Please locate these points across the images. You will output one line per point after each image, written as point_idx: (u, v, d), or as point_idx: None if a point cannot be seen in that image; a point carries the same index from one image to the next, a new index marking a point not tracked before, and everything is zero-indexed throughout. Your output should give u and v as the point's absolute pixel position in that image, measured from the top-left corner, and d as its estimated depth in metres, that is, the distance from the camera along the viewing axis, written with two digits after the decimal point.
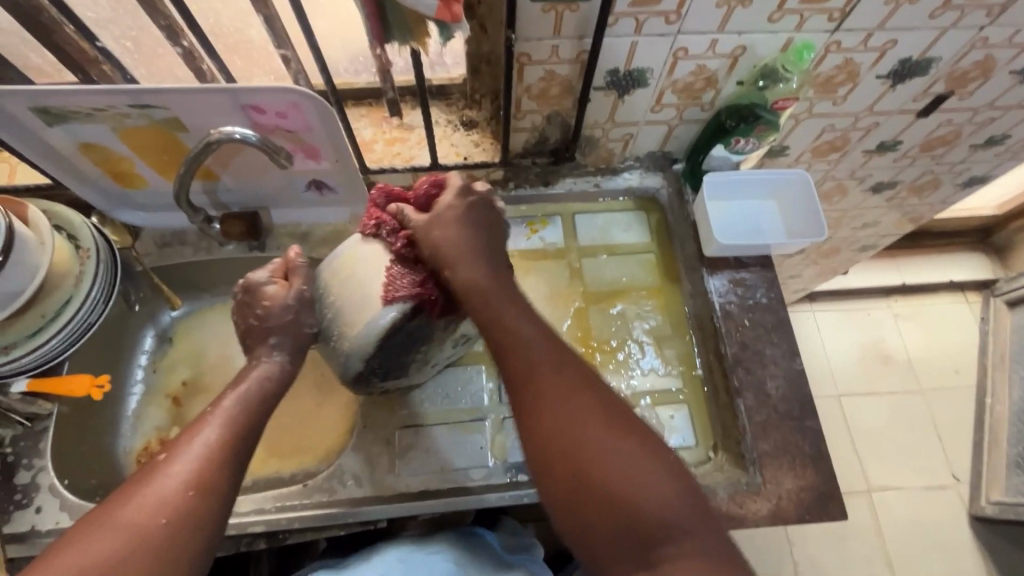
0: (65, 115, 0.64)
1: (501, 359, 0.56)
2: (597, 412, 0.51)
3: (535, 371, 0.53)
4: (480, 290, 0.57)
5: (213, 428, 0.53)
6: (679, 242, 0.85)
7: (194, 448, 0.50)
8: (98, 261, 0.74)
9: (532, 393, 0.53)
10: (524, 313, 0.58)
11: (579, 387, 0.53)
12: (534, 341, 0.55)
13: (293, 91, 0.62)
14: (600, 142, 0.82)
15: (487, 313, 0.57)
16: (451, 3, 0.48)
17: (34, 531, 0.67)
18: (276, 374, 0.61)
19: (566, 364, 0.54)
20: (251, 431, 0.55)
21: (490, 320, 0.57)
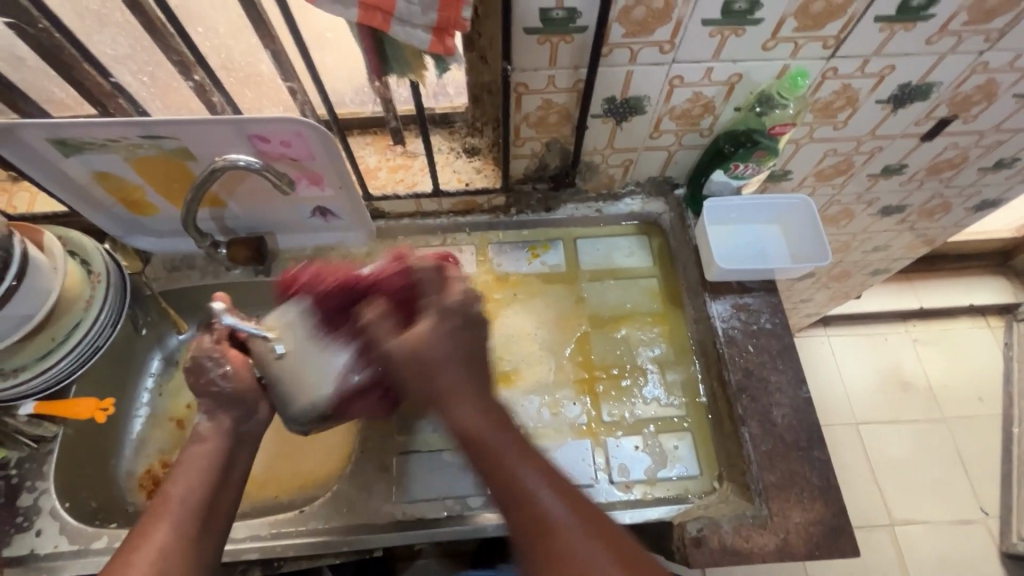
0: (81, 146, 0.66)
1: (510, 515, 0.50)
2: (603, 544, 0.47)
3: (548, 528, 0.48)
4: (472, 441, 0.52)
5: (166, 522, 0.50)
6: (684, 267, 0.84)
7: (145, 558, 0.48)
8: (108, 285, 0.77)
9: (542, 549, 0.48)
10: (535, 461, 0.51)
11: (586, 528, 0.48)
12: (537, 487, 0.50)
13: (297, 121, 0.64)
14: (600, 168, 0.83)
15: (497, 465, 0.50)
16: (445, 37, 0.48)
17: (32, 555, 0.67)
18: (217, 432, 0.57)
19: (578, 513, 0.48)
20: (218, 506, 0.53)
21: (497, 472, 0.50)
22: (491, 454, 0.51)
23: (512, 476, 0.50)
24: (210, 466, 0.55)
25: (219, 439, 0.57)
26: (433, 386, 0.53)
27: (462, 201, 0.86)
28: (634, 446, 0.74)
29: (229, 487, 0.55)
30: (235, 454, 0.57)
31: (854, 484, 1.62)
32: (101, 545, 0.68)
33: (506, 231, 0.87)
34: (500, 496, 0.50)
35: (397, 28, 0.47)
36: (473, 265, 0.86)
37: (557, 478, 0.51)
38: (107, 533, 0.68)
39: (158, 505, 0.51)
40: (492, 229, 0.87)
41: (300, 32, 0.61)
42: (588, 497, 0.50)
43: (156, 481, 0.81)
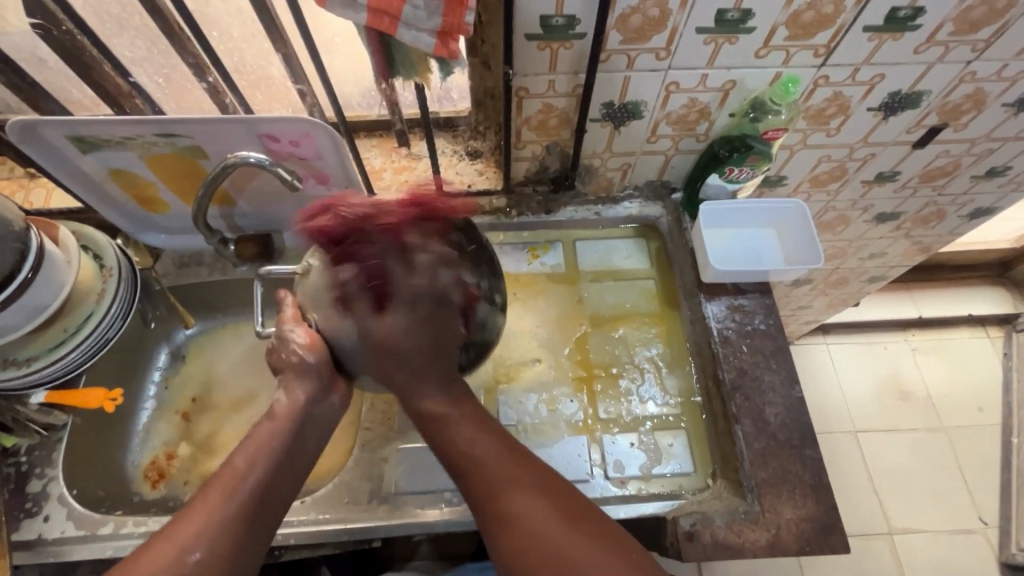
0: (98, 143, 0.69)
1: (467, 476, 0.57)
2: (549, 498, 0.54)
3: (498, 482, 0.55)
4: (437, 418, 0.61)
5: (230, 497, 0.53)
6: (680, 270, 0.86)
7: (207, 529, 0.51)
8: (120, 279, 0.79)
9: (490, 502, 0.55)
10: (476, 426, 0.60)
11: (536, 489, 0.55)
12: (481, 448, 0.58)
13: (306, 121, 0.66)
14: (599, 171, 0.85)
15: (450, 435, 0.59)
16: (449, 41, 0.50)
17: (40, 539, 0.69)
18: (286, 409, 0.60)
19: (519, 466, 0.57)
20: (274, 484, 0.55)
21: (453, 440, 0.59)
22: (446, 427, 0.60)
23: (461, 442, 0.59)
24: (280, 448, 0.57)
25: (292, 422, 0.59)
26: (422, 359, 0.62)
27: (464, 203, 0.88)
28: (629, 443, 0.75)
29: (292, 473, 0.58)
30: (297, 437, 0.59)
31: (853, 492, 1.62)
32: (107, 531, 0.69)
33: (507, 232, 0.89)
34: (455, 468, 0.58)
35: (403, 32, 0.49)
36: None
37: (504, 441, 0.59)
38: (113, 519, 0.70)
39: (226, 474, 0.54)
40: (493, 230, 0.89)
41: (311, 36, 0.64)
42: (530, 454, 0.59)
43: (162, 473, 0.84)
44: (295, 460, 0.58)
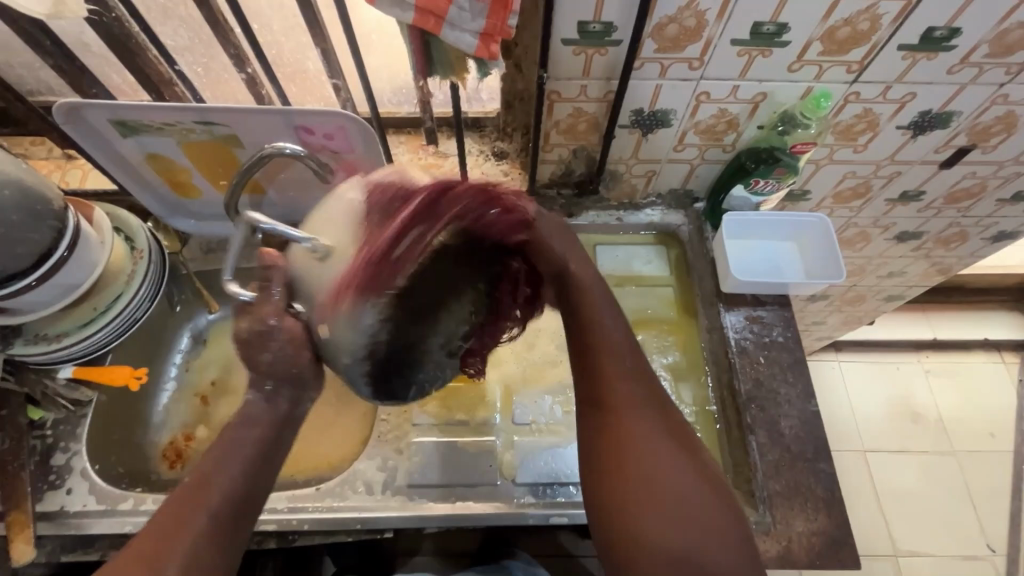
0: (138, 128, 0.70)
1: (578, 352, 0.59)
2: (662, 418, 0.54)
3: (611, 373, 0.56)
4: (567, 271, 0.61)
5: (205, 519, 0.50)
6: (700, 279, 0.87)
7: (195, 559, 0.48)
8: (149, 262, 0.81)
9: (597, 383, 0.56)
10: (633, 351, 0.58)
11: (652, 408, 0.55)
12: (611, 337, 0.58)
13: (342, 115, 0.67)
14: (624, 178, 0.86)
15: (586, 308, 0.60)
16: (490, 43, 0.51)
17: (62, 511, 0.70)
18: (264, 417, 0.57)
19: (645, 385, 0.56)
20: (255, 498, 0.54)
21: (586, 296, 0.60)
22: (583, 300, 0.60)
23: (591, 327, 0.59)
24: (255, 463, 0.55)
25: (263, 435, 0.56)
26: (559, 255, 0.61)
27: None
28: None
29: (267, 481, 0.56)
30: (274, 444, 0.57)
31: (860, 512, 1.61)
32: (126, 507, 0.71)
33: None
34: (577, 346, 0.59)
35: (447, 32, 0.50)
36: None
37: (637, 353, 0.58)
38: (132, 496, 0.72)
39: (197, 493, 0.51)
40: None
41: (352, 33, 0.65)
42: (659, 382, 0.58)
43: (179, 453, 0.85)
44: (267, 474, 0.56)
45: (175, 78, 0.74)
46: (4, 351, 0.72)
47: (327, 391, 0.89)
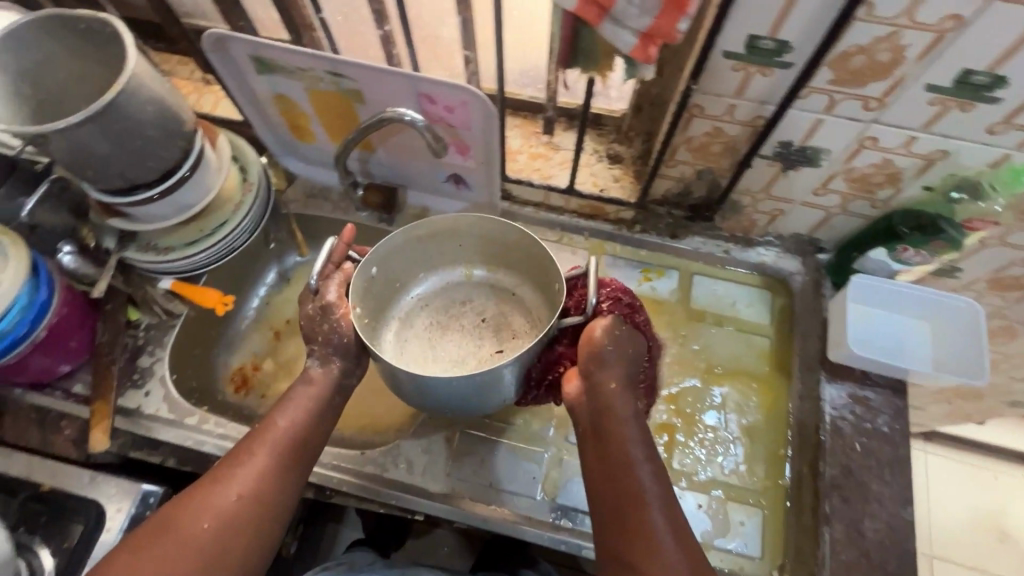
0: (273, 67, 0.71)
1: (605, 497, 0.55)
2: None
3: (636, 527, 0.52)
4: (603, 398, 0.57)
5: (265, 456, 0.57)
6: (803, 339, 0.78)
7: (246, 493, 0.55)
8: (256, 196, 0.83)
9: (625, 535, 0.52)
10: (670, 511, 0.53)
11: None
12: (652, 496, 0.53)
13: (468, 90, 0.65)
14: (745, 210, 0.78)
15: (620, 450, 0.55)
16: (649, 45, 0.45)
17: (138, 411, 0.76)
18: (324, 380, 0.62)
19: (684, 553, 0.51)
20: (307, 450, 0.60)
21: (625, 435, 0.56)
22: (617, 445, 0.56)
23: (626, 473, 0.54)
24: (315, 416, 0.61)
25: (315, 398, 0.62)
26: (616, 369, 0.58)
27: (589, 205, 0.86)
28: (696, 503, 0.70)
29: (320, 436, 0.61)
30: (327, 403, 0.62)
31: None
32: (192, 422, 0.75)
33: (623, 247, 0.86)
34: (597, 489, 0.56)
35: (606, 26, 0.45)
36: None
37: (676, 516, 0.53)
38: (198, 413, 0.76)
39: (267, 430, 0.59)
40: (611, 242, 0.86)
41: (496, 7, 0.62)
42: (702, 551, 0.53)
43: (245, 380, 0.89)
44: (318, 436, 0.61)
45: (319, 26, 0.75)
46: (120, 252, 0.78)
47: None
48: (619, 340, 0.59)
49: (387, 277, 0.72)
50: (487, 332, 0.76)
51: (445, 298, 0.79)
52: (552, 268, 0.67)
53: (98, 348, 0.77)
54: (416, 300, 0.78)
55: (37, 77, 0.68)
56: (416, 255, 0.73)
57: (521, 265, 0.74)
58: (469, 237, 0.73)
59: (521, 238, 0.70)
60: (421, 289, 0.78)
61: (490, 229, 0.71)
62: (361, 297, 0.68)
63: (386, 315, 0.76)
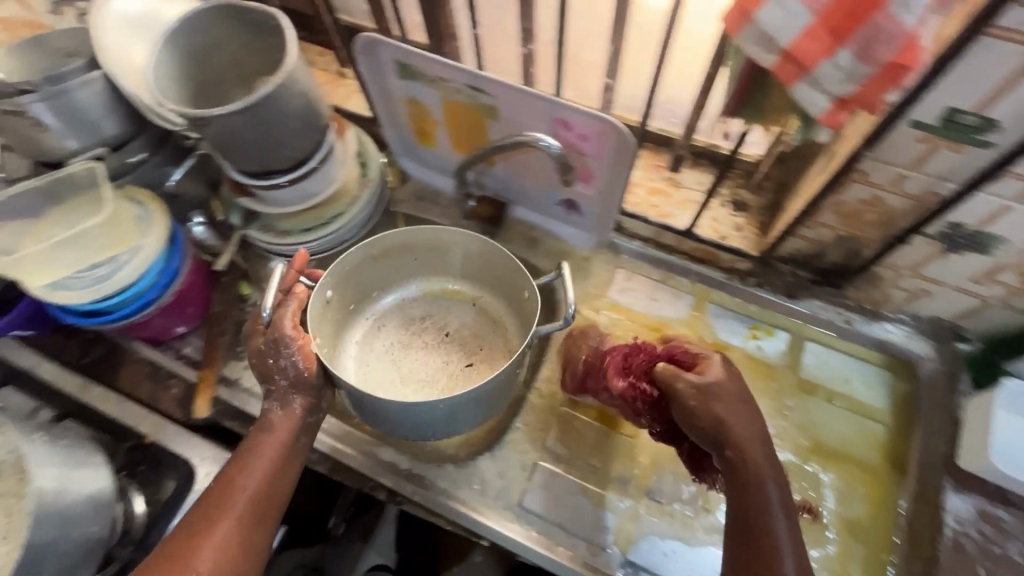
0: (415, 74, 0.72)
1: (738, 544, 0.55)
2: None
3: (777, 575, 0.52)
4: (731, 441, 0.56)
5: (229, 526, 0.56)
6: (926, 435, 0.71)
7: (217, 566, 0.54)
8: (372, 192, 0.86)
9: None
10: (799, 553, 0.53)
11: None
12: (784, 546, 0.53)
13: (609, 122, 0.63)
14: (882, 284, 0.71)
15: (752, 497, 0.55)
16: (842, 112, 0.41)
17: (235, 382, 0.79)
18: (281, 429, 0.62)
19: None
20: (274, 506, 0.60)
21: (753, 480, 0.55)
22: (750, 488, 0.55)
23: (760, 515, 0.54)
24: (280, 472, 0.61)
25: (277, 451, 0.61)
26: (735, 412, 0.57)
27: (702, 249, 0.82)
28: None
29: (283, 485, 0.61)
30: (289, 450, 0.62)
31: None
32: None
33: (732, 297, 0.81)
34: (728, 530, 0.56)
35: (800, 87, 0.41)
36: (684, 313, 0.81)
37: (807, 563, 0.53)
38: None
39: (228, 491, 0.57)
40: (720, 289, 0.81)
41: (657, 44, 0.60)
42: None
43: None
44: (286, 484, 0.61)
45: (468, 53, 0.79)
46: (243, 229, 0.83)
47: None
48: (732, 393, 0.58)
49: (343, 299, 0.75)
50: (452, 346, 0.79)
51: (403, 314, 0.82)
52: (520, 277, 0.72)
53: (211, 317, 0.81)
54: (377, 318, 0.82)
55: (200, 61, 0.72)
56: (382, 270, 0.78)
57: (485, 274, 0.79)
58: (417, 240, 0.76)
59: (484, 248, 0.74)
60: (387, 301, 0.82)
61: (469, 246, 0.75)
62: (322, 323, 0.72)
63: (347, 336, 0.79)
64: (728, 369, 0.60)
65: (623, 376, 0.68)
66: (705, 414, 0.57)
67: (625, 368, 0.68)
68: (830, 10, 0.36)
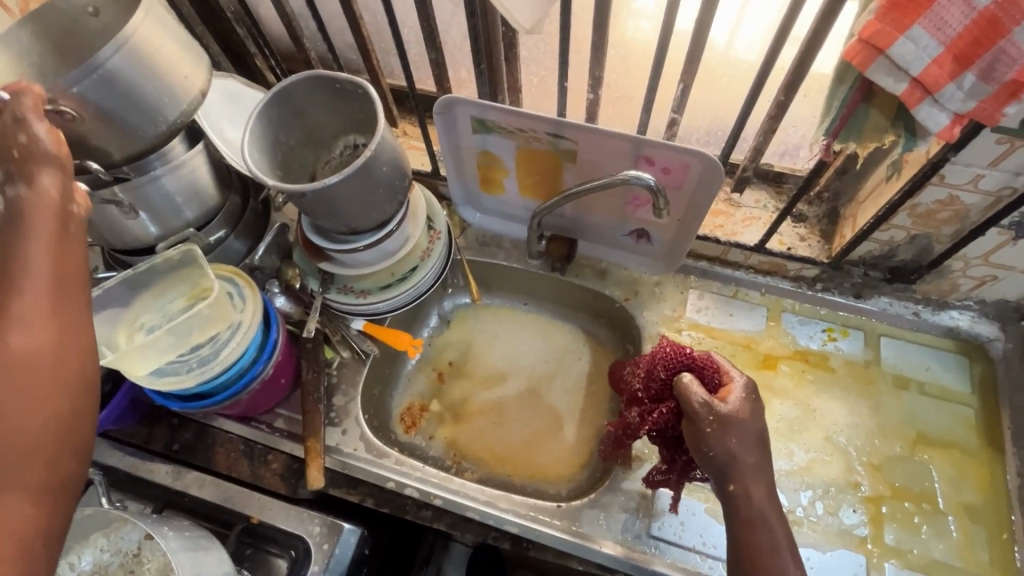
0: (491, 127, 0.76)
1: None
2: None
3: None
4: (736, 472, 0.58)
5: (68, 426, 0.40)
6: (1013, 410, 0.76)
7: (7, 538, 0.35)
8: (443, 243, 0.86)
9: None
10: None
11: None
12: None
13: (694, 154, 0.67)
14: (950, 275, 0.77)
15: (752, 536, 0.57)
16: (955, 126, 0.49)
17: (338, 449, 0.79)
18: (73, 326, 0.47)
19: None
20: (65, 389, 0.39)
21: (754, 519, 0.57)
22: (750, 525, 0.57)
23: (761, 556, 0.56)
24: (63, 283, 0.42)
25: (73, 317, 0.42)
26: (741, 453, 0.59)
27: (770, 261, 0.86)
28: None
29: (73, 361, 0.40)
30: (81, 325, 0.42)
31: None
32: (389, 462, 0.78)
33: (802, 304, 0.86)
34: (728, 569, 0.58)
35: (923, 107, 0.49)
36: (761, 325, 0.85)
37: None
38: (394, 454, 0.78)
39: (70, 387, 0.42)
40: (790, 297, 0.86)
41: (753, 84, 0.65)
42: None
43: (414, 421, 0.92)
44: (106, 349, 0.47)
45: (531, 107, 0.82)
46: (323, 294, 0.82)
47: (554, 405, 0.93)
48: (750, 426, 0.60)
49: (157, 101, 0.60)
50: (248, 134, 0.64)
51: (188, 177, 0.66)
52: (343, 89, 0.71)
53: (304, 385, 0.80)
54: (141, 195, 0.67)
55: (303, 109, 0.74)
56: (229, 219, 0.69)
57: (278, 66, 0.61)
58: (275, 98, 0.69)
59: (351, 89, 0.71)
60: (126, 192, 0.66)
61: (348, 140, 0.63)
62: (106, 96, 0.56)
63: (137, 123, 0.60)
64: (750, 402, 0.61)
65: (644, 381, 0.67)
66: (721, 450, 0.58)
67: (649, 371, 0.67)
68: (956, 40, 0.44)
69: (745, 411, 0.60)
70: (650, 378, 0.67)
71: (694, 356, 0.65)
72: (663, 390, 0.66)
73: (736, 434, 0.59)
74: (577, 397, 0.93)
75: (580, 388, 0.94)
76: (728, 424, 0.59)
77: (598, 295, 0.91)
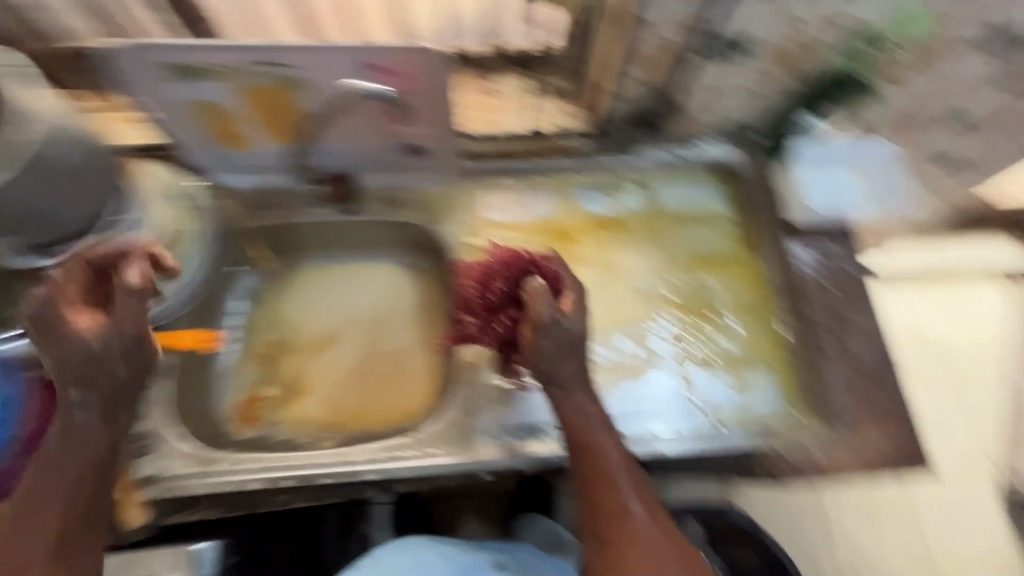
0: (195, 71, 0.66)
1: (578, 463, 0.64)
2: (674, 552, 0.59)
3: (603, 477, 0.62)
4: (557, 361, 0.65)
5: None
6: (761, 213, 0.88)
7: None
8: (202, 224, 0.85)
9: (598, 495, 0.62)
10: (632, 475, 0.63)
11: (659, 528, 0.61)
12: (615, 461, 0.63)
13: (419, 48, 0.64)
14: (687, 112, 0.85)
15: (579, 421, 0.65)
16: None
17: (158, 476, 0.70)
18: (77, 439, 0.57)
19: (657, 526, 0.61)
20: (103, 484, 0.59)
21: (580, 408, 0.65)
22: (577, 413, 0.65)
23: (584, 436, 0.64)
24: None
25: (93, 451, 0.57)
26: (556, 354, 0.65)
27: (545, 143, 0.89)
28: (722, 380, 0.78)
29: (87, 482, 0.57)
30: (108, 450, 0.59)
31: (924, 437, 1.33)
32: (220, 468, 0.71)
33: (582, 171, 0.89)
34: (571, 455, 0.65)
35: None
36: (554, 206, 0.89)
37: (641, 487, 0.63)
38: (226, 457, 0.71)
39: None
40: (576, 171, 0.89)
41: None
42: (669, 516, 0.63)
43: (252, 414, 0.85)
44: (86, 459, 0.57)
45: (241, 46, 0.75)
46: None
47: (393, 345, 0.91)
48: (579, 330, 0.65)
49: None
50: None
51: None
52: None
53: None
54: None
55: None
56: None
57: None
58: None
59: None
60: None
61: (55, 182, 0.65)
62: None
63: None
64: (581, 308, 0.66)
65: (482, 288, 0.72)
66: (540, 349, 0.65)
67: (483, 280, 0.72)
68: None
69: (570, 317, 0.65)
70: (497, 283, 0.71)
71: (532, 261, 0.69)
72: (498, 290, 0.71)
73: (550, 338, 0.64)
74: (413, 330, 0.92)
75: (415, 321, 0.93)
76: (548, 332, 0.64)
77: (401, 226, 0.90)
